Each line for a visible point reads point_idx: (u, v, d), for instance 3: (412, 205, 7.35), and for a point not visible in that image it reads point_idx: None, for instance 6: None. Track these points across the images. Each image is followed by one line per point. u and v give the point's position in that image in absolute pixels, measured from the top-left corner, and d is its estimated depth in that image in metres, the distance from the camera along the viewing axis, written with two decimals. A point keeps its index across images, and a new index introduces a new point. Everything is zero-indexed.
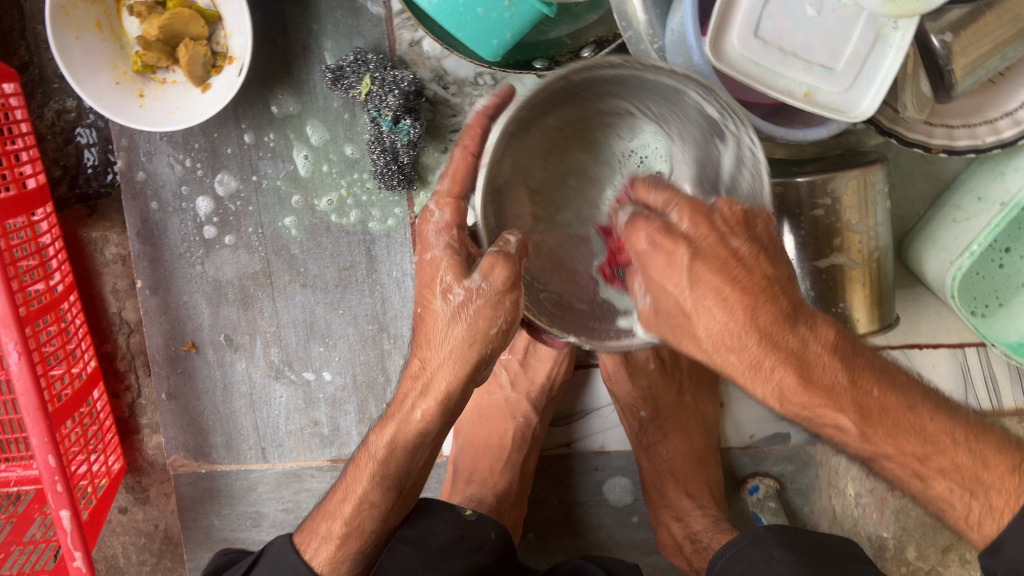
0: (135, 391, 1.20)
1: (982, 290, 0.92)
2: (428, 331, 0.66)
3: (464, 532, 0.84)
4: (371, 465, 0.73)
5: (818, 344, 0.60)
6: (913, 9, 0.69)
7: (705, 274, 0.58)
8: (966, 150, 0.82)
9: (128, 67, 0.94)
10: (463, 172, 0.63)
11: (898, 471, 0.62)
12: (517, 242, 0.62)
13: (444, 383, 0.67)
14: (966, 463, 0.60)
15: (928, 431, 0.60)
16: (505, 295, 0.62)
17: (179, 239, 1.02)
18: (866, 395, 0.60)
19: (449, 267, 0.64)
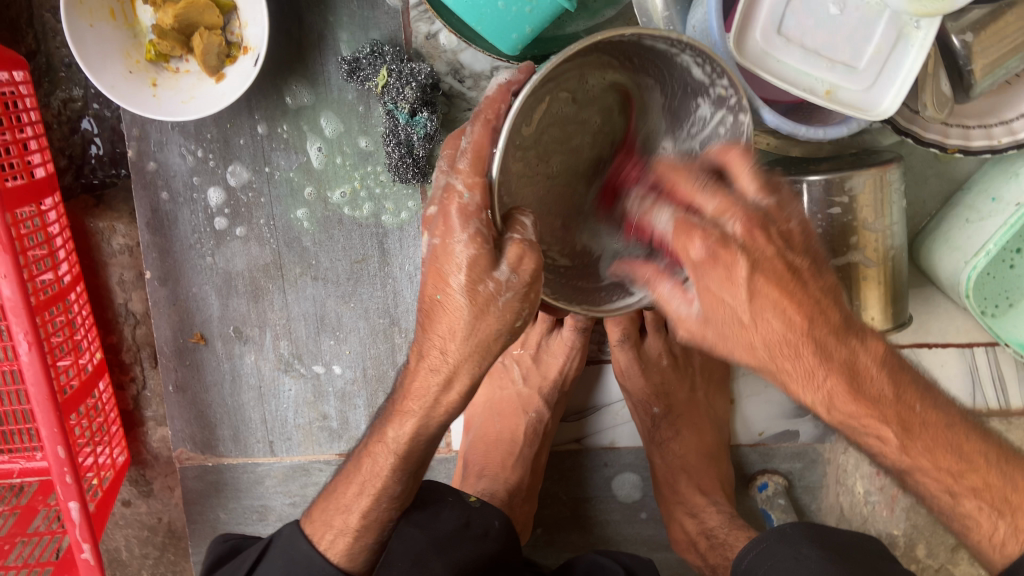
0: (140, 383, 1.19)
1: (993, 290, 0.90)
2: (446, 322, 0.63)
3: (470, 518, 0.83)
4: (390, 457, 0.72)
5: (868, 356, 0.64)
6: (936, 9, 0.68)
7: (764, 288, 0.60)
8: (982, 151, 0.83)
9: (141, 55, 0.93)
10: (487, 148, 0.57)
11: (932, 486, 0.67)
12: (531, 225, 0.61)
13: (469, 374, 0.65)
14: (997, 484, 0.65)
15: (963, 449, 0.66)
16: (534, 284, 0.60)
17: (189, 230, 1.02)
18: (909, 410, 0.65)
19: (475, 254, 0.59)
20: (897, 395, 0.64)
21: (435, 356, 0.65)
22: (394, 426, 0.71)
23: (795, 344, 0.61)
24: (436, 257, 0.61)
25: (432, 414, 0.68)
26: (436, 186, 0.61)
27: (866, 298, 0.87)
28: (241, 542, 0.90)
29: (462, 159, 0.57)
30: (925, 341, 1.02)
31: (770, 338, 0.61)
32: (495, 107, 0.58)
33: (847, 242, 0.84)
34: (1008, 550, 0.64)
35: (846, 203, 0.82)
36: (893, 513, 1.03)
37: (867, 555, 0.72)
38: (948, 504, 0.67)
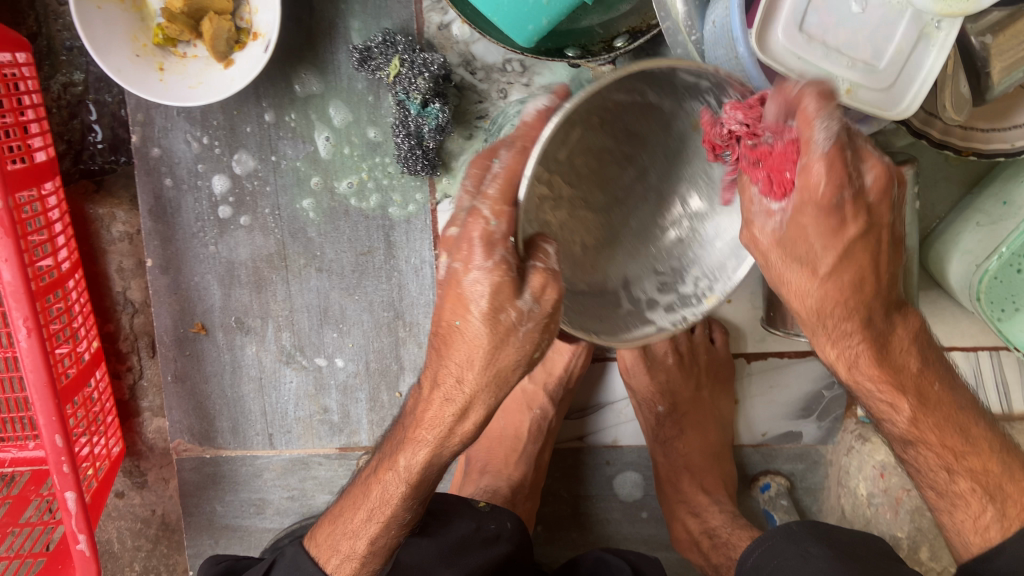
0: (137, 373, 1.17)
1: (1000, 293, 0.87)
2: (465, 351, 0.62)
3: (481, 523, 0.85)
4: (401, 485, 0.71)
5: (903, 331, 0.66)
6: (962, 8, 0.68)
7: (858, 252, 0.58)
8: (995, 154, 0.83)
9: (149, 39, 0.92)
10: (517, 176, 0.55)
11: (930, 463, 0.69)
12: (553, 253, 0.60)
13: (485, 404, 0.64)
14: (994, 469, 0.68)
15: (969, 432, 0.68)
16: (554, 313, 0.59)
17: (192, 218, 1.00)
18: (927, 385, 0.67)
19: (501, 284, 0.57)
20: (920, 370, 0.67)
21: (450, 385, 0.64)
22: (406, 454, 0.69)
23: (849, 308, 0.62)
24: (453, 281, 0.60)
25: (447, 442, 0.67)
26: (458, 205, 0.58)
27: None
28: (235, 563, 0.89)
29: (491, 183, 0.55)
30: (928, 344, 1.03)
31: (829, 295, 0.61)
32: (536, 134, 0.55)
33: None
34: (990, 534, 0.66)
35: None
36: (896, 515, 0.96)
37: (879, 557, 0.71)
38: (943, 479, 0.69)
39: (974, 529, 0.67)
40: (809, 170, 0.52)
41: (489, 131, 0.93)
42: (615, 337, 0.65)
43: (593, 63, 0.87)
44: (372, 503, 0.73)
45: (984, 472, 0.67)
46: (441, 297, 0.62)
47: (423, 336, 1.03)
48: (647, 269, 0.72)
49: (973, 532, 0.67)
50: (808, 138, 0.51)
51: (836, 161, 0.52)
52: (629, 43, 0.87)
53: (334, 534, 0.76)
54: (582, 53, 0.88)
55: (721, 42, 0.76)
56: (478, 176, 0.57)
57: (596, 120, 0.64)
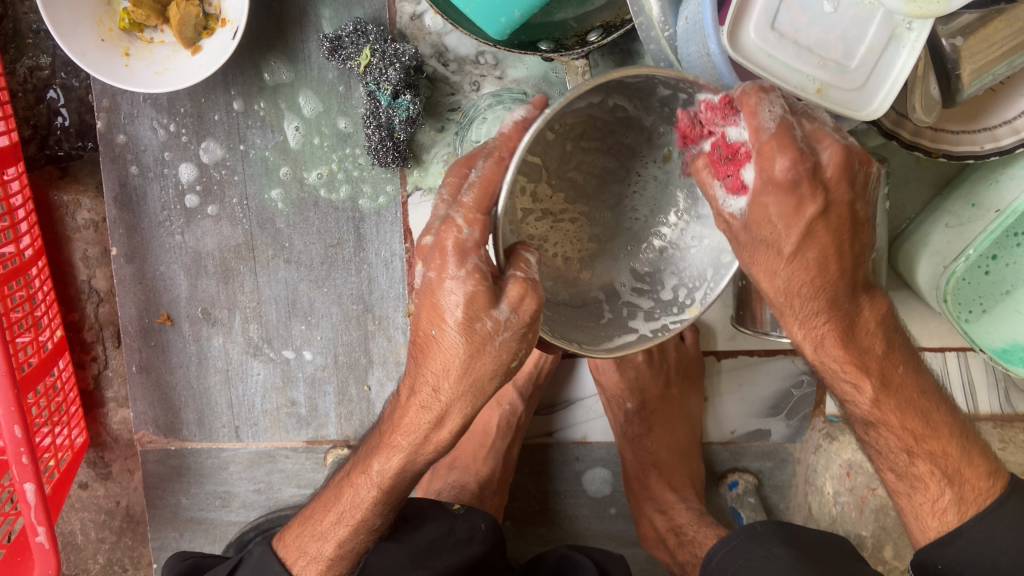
0: (102, 362, 1.16)
1: (966, 294, 0.93)
2: (442, 359, 0.60)
3: (454, 525, 0.84)
4: (372, 490, 0.70)
5: (871, 312, 0.65)
6: (932, 10, 0.67)
7: (821, 234, 0.58)
8: (965, 156, 0.83)
9: (114, 24, 0.90)
10: (496, 185, 0.54)
11: (901, 464, 0.69)
12: (536, 262, 0.59)
13: (461, 414, 0.62)
14: (954, 454, 0.68)
15: (931, 417, 0.68)
16: (532, 322, 0.58)
17: (158, 206, 0.98)
18: (892, 368, 0.67)
19: (479, 294, 0.56)
20: (886, 352, 0.66)
21: (427, 393, 0.63)
22: (380, 460, 0.68)
23: (819, 288, 0.61)
24: (430, 290, 0.58)
25: (421, 449, 0.66)
26: (434, 216, 0.58)
27: None
28: (201, 561, 0.88)
29: (467, 191, 0.54)
30: None
31: (797, 275, 0.60)
32: (511, 144, 0.55)
33: None
34: (948, 518, 0.67)
35: None
36: (861, 513, 0.97)
37: (839, 557, 0.72)
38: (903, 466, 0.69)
39: (932, 511, 0.68)
40: (764, 154, 0.55)
41: (462, 125, 0.93)
42: (592, 346, 0.64)
43: (567, 58, 0.85)
44: (347, 513, 0.72)
45: (948, 468, 0.68)
46: (419, 306, 0.61)
47: (392, 330, 1.02)
48: (628, 276, 0.72)
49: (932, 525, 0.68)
50: (758, 120, 0.54)
51: (784, 140, 0.54)
52: (603, 36, 0.86)
53: (301, 541, 0.76)
54: (555, 47, 0.87)
55: (692, 39, 0.75)
56: (455, 185, 0.58)
57: (578, 131, 0.65)
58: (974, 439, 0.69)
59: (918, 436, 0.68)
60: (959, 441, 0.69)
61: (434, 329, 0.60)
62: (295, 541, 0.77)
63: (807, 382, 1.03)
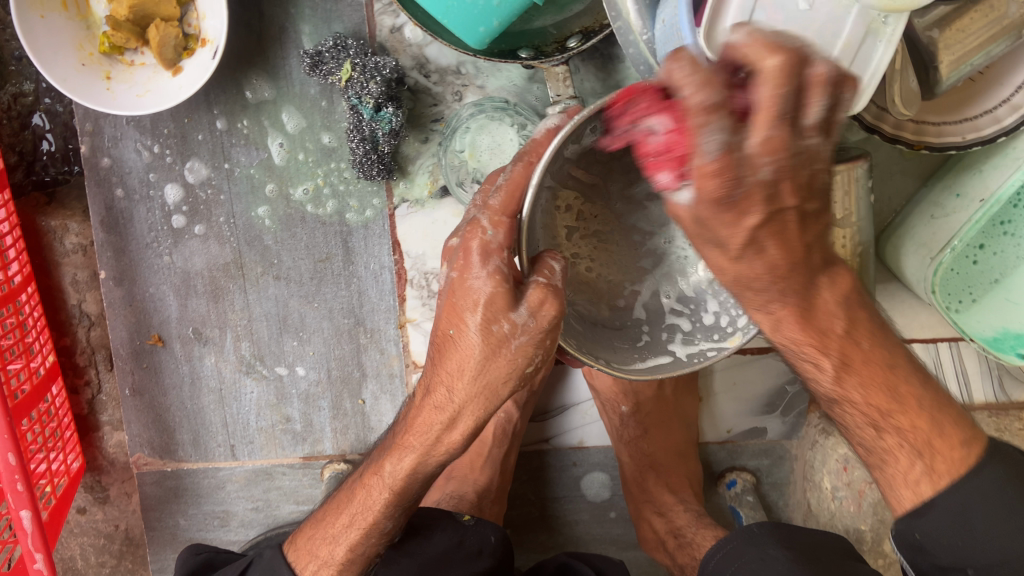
0: (95, 387, 1.16)
1: (957, 286, 0.94)
2: (455, 360, 0.59)
3: (464, 537, 0.84)
4: (385, 492, 0.69)
5: (831, 291, 0.56)
6: (908, 4, 0.66)
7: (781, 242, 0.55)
8: (947, 147, 0.84)
9: (95, 48, 0.90)
10: (522, 189, 0.58)
11: (856, 420, 0.61)
12: (561, 271, 0.59)
13: (473, 417, 0.61)
14: (923, 427, 0.59)
15: (900, 390, 0.59)
16: (553, 329, 0.57)
17: (146, 228, 0.98)
18: (855, 345, 0.58)
19: (497, 296, 0.56)
20: (848, 329, 0.57)
21: (442, 395, 0.61)
22: (392, 461, 0.68)
23: (777, 273, 0.52)
24: (452, 291, 0.59)
25: (434, 452, 0.65)
26: (464, 218, 0.60)
27: None
28: (213, 556, 0.88)
29: (495, 194, 0.57)
30: None
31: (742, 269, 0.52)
32: (540, 151, 0.59)
33: None
34: (921, 488, 0.59)
35: None
36: (860, 508, 0.96)
37: (835, 557, 0.72)
38: (870, 435, 0.61)
39: (905, 483, 0.60)
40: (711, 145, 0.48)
41: (445, 135, 0.93)
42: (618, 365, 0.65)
43: (546, 65, 0.84)
44: (360, 524, 0.72)
45: (917, 442, 0.59)
46: (441, 307, 0.61)
47: (385, 342, 1.02)
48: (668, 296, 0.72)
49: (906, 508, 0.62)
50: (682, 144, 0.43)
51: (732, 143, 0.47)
52: (582, 43, 0.86)
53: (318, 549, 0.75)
54: (535, 54, 0.88)
55: (668, 41, 0.76)
56: (487, 191, 0.60)
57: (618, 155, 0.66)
58: (943, 404, 0.60)
59: (885, 411, 0.59)
60: (930, 412, 0.59)
61: (455, 334, 0.59)
62: (309, 543, 0.76)
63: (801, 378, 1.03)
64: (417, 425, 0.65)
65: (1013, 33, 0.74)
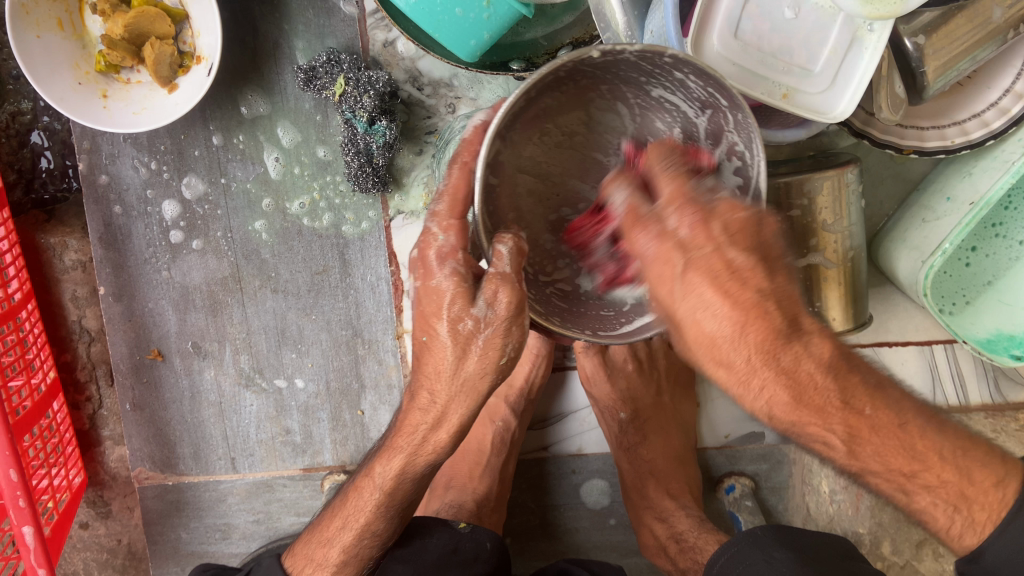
0: (96, 402, 1.16)
1: (949, 288, 0.95)
2: (433, 363, 0.61)
3: (458, 544, 0.84)
4: (375, 493, 0.71)
5: (811, 362, 0.56)
6: (890, 11, 0.68)
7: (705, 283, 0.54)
8: (936, 151, 0.84)
9: (91, 67, 0.91)
10: (463, 189, 0.57)
11: (884, 487, 0.60)
12: (512, 251, 0.56)
13: (457, 416, 0.62)
14: (952, 479, 0.59)
15: (917, 447, 0.58)
16: (518, 312, 0.57)
17: (144, 244, 0.99)
18: (859, 414, 0.57)
19: (456, 296, 0.58)
20: (846, 400, 0.56)
21: (425, 399, 0.63)
22: (381, 462, 0.69)
23: (735, 338, 0.54)
24: (420, 300, 0.60)
25: (419, 451, 0.66)
26: None
27: (826, 300, 0.86)
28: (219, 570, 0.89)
29: (438, 199, 0.57)
30: (885, 340, 1.03)
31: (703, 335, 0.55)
32: (472, 148, 0.58)
33: (807, 243, 0.84)
34: (967, 541, 0.60)
35: (805, 205, 0.82)
36: (857, 510, 0.99)
37: (833, 559, 0.72)
38: (902, 499, 0.61)
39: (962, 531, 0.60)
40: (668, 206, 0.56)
41: (438, 147, 0.94)
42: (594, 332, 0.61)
43: (540, 76, 0.88)
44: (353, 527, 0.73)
45: (950, 495, 0.59)
46: (414, 317, 0.62)
47: (383, 353, 1.02)
48: None
49: (952, 540, 0.61)
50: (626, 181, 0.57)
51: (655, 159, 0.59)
52: (574, 53, 0.88)
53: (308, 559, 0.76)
54: (527, 65, 0.89)
55: None
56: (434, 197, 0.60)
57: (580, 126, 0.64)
58: (973, 448, 0.60)
59: (910, 473, 0.59)
60: (957, 463, 0.59)
61: (427, 339, 0.60)
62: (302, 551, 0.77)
63: None
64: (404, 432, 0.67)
65: (997, 38, 0.76)
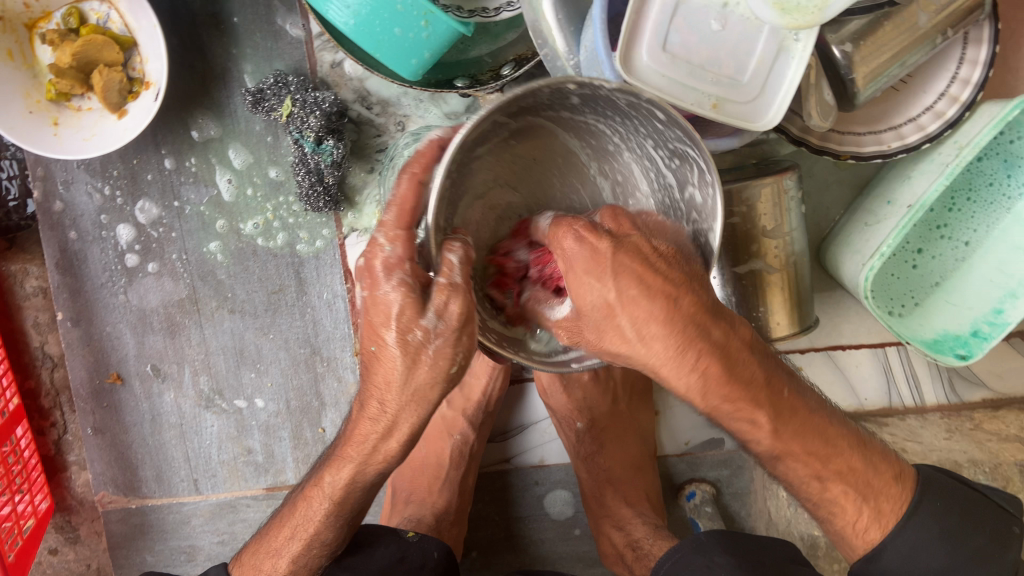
0: (61, 428, 1.16)
1: (898, 290, 0.96)
2: (382, 373, 0.60)
3: (405, 553, 0.84)
4: (324, 502, 0.71)
5: (739, 339, 0.61)
6: (808, 21, 0.66)
7: (625, 264, 0.57)
8: (873, 156, 0.85)
9: (42, 95, 0.92)
10: (413, 201, 0.57)
11: (801, 471, 0.69)
12: (460, 264, 0.57)
13: (408, 424, 0.62)
14: (859, 467, 0.70)
15: (830, 434, 0.69)
16: (470, 319, 0.57)
17: (100, 268, 1.00)
18: (780, 395, 0.65)
19: (405, 306, 0.56)
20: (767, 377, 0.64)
21: (375, 407, 0.63)
22: (331, 472, 0.70)
23: (665, 321, 0.57)
24: (367, 310, 0.59)
25: (370, 460, 0.67)
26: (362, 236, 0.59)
27: (770, 305, 0.87)
28: None
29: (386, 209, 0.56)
30: (838, 343, 1.04)
31: (638, 316, 0.57)
32: (423, 160, 0.57)
33: (748, 250, 0.85)
34: (870, 535, 0.70)
35: (744, 212, 0.83)
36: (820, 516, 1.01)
37: (779, 562, 0.74)
38: (814, 486, 0.70)
39: (856, 533, 0.71)
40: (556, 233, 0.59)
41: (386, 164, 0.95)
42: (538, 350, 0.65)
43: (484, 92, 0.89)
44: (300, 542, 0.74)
45: (860, 486, 0.70)
46: (360, 327, 0.61)
47: (342, 370, 1.03)
48: None
49: (857, 534, 0.71)
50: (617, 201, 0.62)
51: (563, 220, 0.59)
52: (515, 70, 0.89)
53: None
54: (471, 82, 0.90)
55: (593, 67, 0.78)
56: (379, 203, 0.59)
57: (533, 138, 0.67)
58: (872, 448, 0.72)
59: (825, 459, 0.69)
60: (862, 452, 0.71)
61: (377, 348, 0.59)
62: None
63: None
64: (353, 444, 0.67)
65: (925, 42, 0.77)
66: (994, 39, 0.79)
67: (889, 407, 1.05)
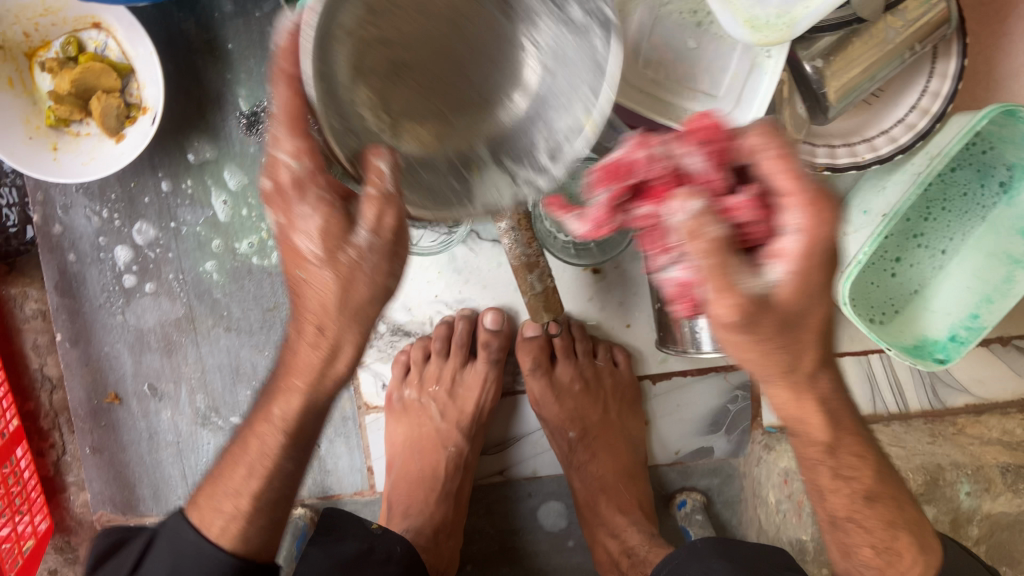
0: (60, 448, 1.18)
1: (878, 298, 0.98)
2: (317, 300, 0.58)
3: (372, 543, 0.85)
4: (278, 435, 0.65)
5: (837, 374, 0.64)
6: (778, 37, 0.66)
7: (803, 272, 0.52)
8: (848, 167, 0.86)
9: (42, 121, 0.95)
10: (301, 108, 0.52)
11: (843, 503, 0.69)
12: (392, 169, 0.54)
13: (353, 341, 0.60)
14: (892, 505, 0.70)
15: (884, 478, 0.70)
16: (724, 279, 0.50)
17: (98, 289, 1.02)
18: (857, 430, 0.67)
19: (325, 225, 0.56)
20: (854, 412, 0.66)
21: (314, 332, 0.60)
22: (279, 404, 0.65)
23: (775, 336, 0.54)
24: (283, 236, 0.58)
25: (320, 386, 0.63)
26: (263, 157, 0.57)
27: None
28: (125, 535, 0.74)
29: (274, 124, 0.53)
30: None
31: (758, 332, 0.53)
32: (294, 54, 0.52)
33: None
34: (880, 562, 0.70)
35: None
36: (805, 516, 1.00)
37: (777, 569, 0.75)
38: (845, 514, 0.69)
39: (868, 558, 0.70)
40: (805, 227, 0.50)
41: None
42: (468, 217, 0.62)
43: None
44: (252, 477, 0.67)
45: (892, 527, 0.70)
46: (282, 253, 0.59)
47: None
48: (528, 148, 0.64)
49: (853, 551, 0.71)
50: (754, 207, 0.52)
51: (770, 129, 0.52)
52: None
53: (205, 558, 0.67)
54: None
55: None
56: None
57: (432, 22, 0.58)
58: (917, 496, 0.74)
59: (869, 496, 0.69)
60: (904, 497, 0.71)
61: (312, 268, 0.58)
62: (194, 540, 0.67)
63: (741, 397, 1.07)
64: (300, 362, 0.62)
65: (894, 58, 0.79)
66: (961, 53, 0.82)
67: (875, 413, 1.07)
